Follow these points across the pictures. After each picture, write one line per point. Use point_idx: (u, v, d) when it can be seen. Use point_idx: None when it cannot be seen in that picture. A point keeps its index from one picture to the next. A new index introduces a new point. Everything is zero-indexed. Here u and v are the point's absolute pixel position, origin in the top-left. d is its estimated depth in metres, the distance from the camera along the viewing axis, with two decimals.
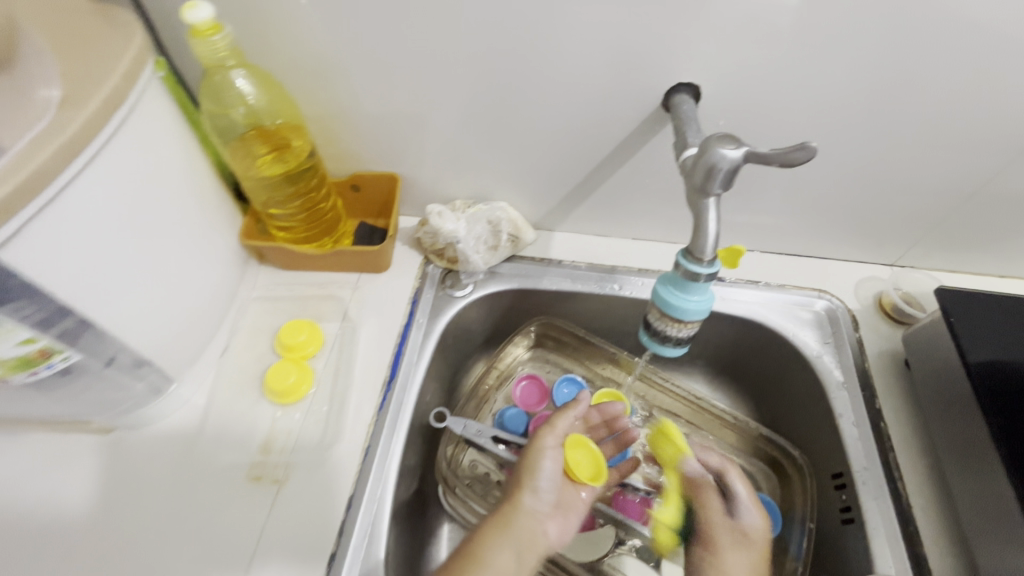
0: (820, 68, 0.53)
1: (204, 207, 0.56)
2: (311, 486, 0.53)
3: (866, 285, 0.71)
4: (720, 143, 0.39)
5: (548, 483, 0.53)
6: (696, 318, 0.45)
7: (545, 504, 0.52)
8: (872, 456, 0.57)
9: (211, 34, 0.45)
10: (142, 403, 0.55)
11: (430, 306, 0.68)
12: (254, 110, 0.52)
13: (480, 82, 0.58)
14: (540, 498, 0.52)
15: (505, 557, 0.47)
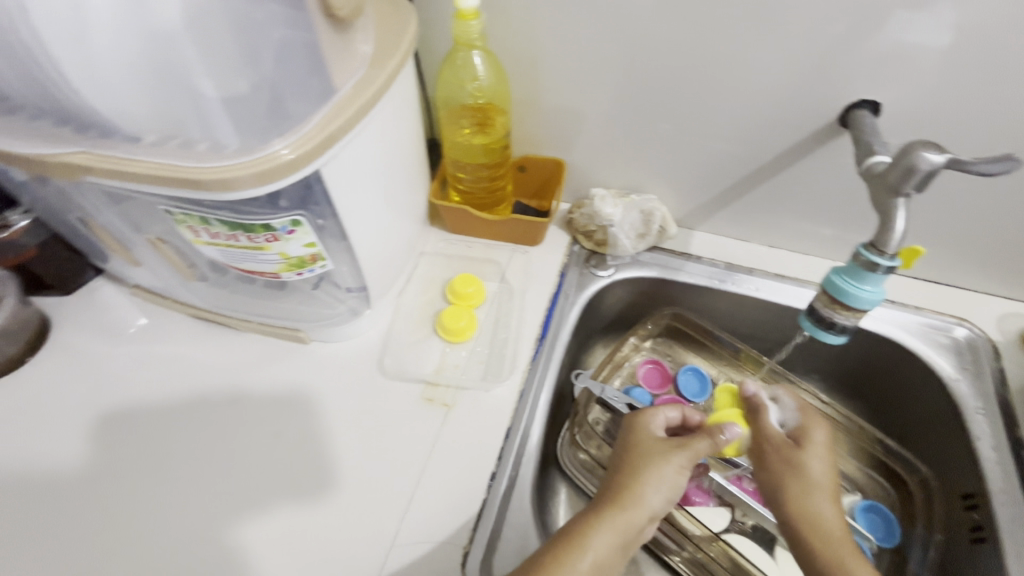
0: (1007, 98, 0.55)
1: (414, 164, 0.66)
2: (474, 415, 0.61)
3: (1009, 320, 0.71)
4: (925, 148, 0.44)
5: (665, 489, 0.53)
6: (866, 308, 0.49)
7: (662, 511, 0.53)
8: (1011, 480, 0.58)
9: (472, 18, 0.54)
10: (342, 321, 0.65)
11: (576, 281, 0.75)
12: (478, 88, 0.62)
13: (665, 82, 0.64)
14: (653, 500, 0.52)
15: (607, 543, 0.49)
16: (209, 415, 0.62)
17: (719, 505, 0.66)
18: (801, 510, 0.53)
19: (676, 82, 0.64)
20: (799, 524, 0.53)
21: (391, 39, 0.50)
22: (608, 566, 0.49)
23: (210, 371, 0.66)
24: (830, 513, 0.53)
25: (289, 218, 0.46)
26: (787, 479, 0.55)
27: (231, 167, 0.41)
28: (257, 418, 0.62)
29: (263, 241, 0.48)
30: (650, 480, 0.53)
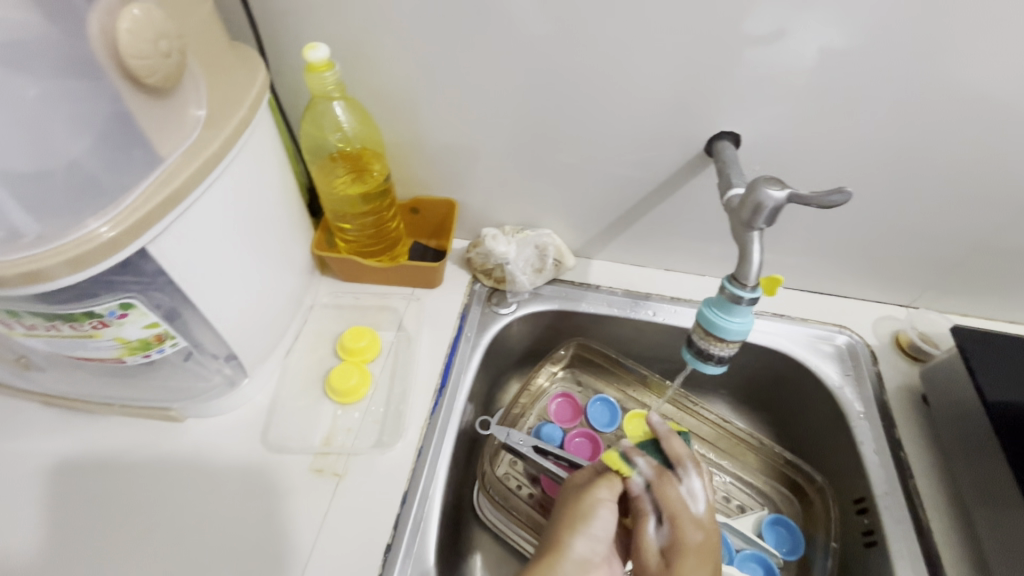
0: (849, 125, 0.59)
1: (289, 220, 0.62)
2: (369, 482, 0.57)
3: (883, 323, 0.76)
4: (767, 185, 0.45)
5: (598, 536, 0.52)
6: (737, 338, 0.50)
7: (598, 552, 0.52)
8: (893, 483, 0.61)
9: (324, 70, 0.52)
10: (219, 394, 0.60)
11: (477, 321, 0.73)
12: (348, 136, 0.60)
13: (543, 120, 0.65)
14: (582, 544, 0.51)
15: None
16: (64, 517, 0.55)
17: None
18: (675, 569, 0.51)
19: (553, 120, 0.64)
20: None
21: (230, 101, 0.47)
22: None
23: (68, 464, 0.59)
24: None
25: (118, 302, 0.43)
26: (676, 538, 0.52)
27: (34, 258, 0.37)
28: (121, 515, 0.55)
29: (91, 328, 0.44)
30: (580, 528, 0.52)
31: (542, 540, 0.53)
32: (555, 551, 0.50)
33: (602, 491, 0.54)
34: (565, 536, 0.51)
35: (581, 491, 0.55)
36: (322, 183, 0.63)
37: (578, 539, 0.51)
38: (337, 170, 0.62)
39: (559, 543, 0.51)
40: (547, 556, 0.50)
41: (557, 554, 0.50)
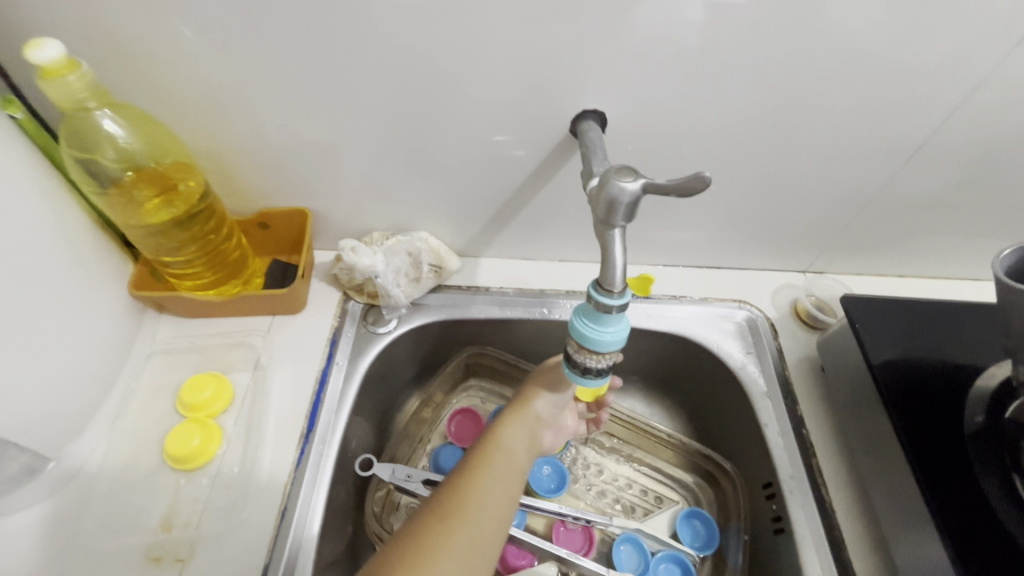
0: (721, 89, 0.54)
1: (81, 263, 0.51)
2: (220, 564, 0.49)
3: (782, 293, 0.73)
4: (619, 175, 0.39)
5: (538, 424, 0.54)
6: (615, 348, 0.44)
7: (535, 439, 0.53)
8: (797, 464, 0.59)
9: (65, 73, 0.40)
10: (14, 488, 0.48)
11: (351, 345, 0.64)
12: (128, 153, 0.49)
13: (388, 109, 0.56)
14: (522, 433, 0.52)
15: (488, 494, 0.47)
16: None
17: (545, 564, 0.60)
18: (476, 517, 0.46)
19: (399, 108, 0.55)
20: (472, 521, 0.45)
21: None
22: (490, 515, 0.46)
23: None
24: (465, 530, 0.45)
25: None
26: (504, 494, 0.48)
27: None
28: None
29: None
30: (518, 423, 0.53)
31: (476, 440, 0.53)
32: (490, 446, 0.51)
33: (537, 386, 0.55)
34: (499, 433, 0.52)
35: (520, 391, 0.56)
36: (117, 214, 0.51)
37: (515, 431, 0.52)
38: (133, 194, 0.51)
39: (495, 439, 0.51)
40: (483, 454, 0.50)
41: (492, 451, 0.51)
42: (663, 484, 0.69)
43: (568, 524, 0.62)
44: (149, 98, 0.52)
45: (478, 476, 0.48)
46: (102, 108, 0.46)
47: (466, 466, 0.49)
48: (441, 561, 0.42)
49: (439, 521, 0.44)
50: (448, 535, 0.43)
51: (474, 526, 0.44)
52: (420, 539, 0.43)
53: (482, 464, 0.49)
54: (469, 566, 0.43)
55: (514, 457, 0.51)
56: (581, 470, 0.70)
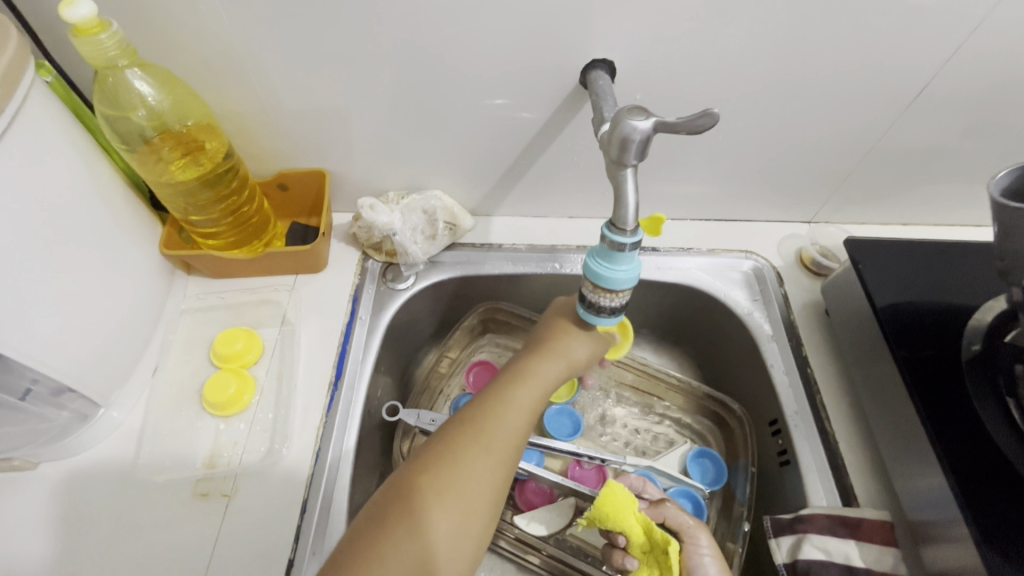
0: (727, 39, 0.55)
1: (116, 220, 0.53)
2: (262, 497, 0.52)
3: (788, 243, 0.75)
4: (631, 115, 0.41)
5: (566, 355, 0.53)
6: (627, 286, 0.46)
7: (562, 367, 0.52)
8: (801, 401, 0.61)
9: (97, 32, 0.42)
10: (69, 431, 0.52)
11: (372, 301, 0.67)
12: (158, 112, 0.51)
13: (399, 68, 0.57)
14: (552, 363, 0.52)
15: (507, 414, 0.47)
16: None
17: (563, 499, 0.64)
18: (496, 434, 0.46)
19: (411, 67, 0.57)
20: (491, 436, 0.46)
21: None
22: (508, 434, 0.46)
23: None
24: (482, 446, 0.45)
25: None
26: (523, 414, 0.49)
27: None
28: None
29: None
30: (546, 354, 0.52)
31: (509, 366, 0.53)
32: (522, 374, 0.51)
33: (578, 328, 0.54)
34: (531, 366, 0.52)
35: (559, 326, 0.55)
36: (148, 172, 0.53)
37: (544, 363, 0.52)
38: (162, 153, 0.53)
39: (529, 368, 0.51)
40: (514, 380, 0.50)
41: (525, 375, 0.51)
42: (673, 428, 0.72)
43: (583, 464, 0.66)
44: (172, 59, 0.54)
45: (509, 398, 0.49)
46: (132, 67, 0.48)
47: (496, 387, 0.50)
48: (467, 472, 0.43)
49: (466, 435, 0.45)
50: (477, 450, 0.44)
51: (500, 444, 0.45)
52: (449, 451, 0.44)
53: (513, 388, 0.49)
54: (483, 485, 0.43)
55: (544, 387, 0.51)
56: (594, 416, 0.73)
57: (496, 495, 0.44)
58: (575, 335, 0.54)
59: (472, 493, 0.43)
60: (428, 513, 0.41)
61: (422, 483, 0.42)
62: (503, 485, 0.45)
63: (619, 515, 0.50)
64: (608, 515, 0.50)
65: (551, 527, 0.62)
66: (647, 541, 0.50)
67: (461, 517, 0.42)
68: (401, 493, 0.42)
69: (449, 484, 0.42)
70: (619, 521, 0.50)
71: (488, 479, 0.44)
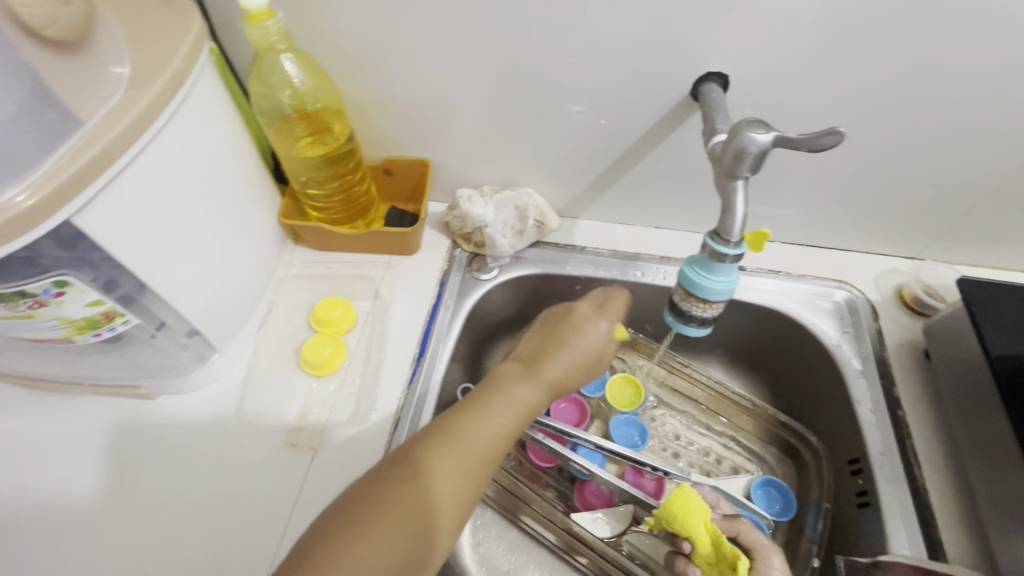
0: (850, 61, 0.53)
1: (249, 188, 0.59)
2: (344, 455, 0.56)
3: (886, 277, 0.71)
4: (751, 128, 0.41)
5: (550, 376, 0.52)
6: (722, 298, 0.47)
7: (544, 389, 0.52)
8: (889, 442, 0.58)
9: (265, 19, 0.47)
10: (187, 370, 0.58)
11: (457, 287, 0.70)
12: (299, 93, 0.56)
13: (513, 70, 0.59)
14: (537, 383, 0.51)
15: (484, 428, 0.46)
16: (36, 500, 0.55)
17: (621, 506, 0.64)
18: (469, 446, 0.44)
19: (524, 69, 0.59)
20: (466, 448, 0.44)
21: (159, 54, 0.43)
22: (483, 449, 0.45)
23: (43, 443, 0.58)
24: (459, 458, 0.43)
25: (51, 279, 0.40)
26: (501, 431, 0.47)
27: None
28: (95, 495, 0.55)
29: (29, 308, 0.41)
30: (531, 375, 0.52)
31: (486, 379, 0.52)
32: (499, 391, 0.50)
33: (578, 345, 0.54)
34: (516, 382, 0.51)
35: (550, 344, 0.54)
36: (281, 145, 0.59)
37: (529, 382, 0.51)
38: (295, 130, 0.59)
39: (513, 382, 0.51)
40: (496, 394, 0.49)
41: (508, 391, 0.50)
42: (739, 453, 0.71)
43: (643, 474, 0.66)
44: (314, 47, 0.59)
45: (490, 412, 0.48)
46: (285, 52, 0.52)
47: (478, 399, 0.49)
48: (439, 482, 0.42)
49: (438, 445, 0.43)
50: (447, 459, 0.43)
51: (466, 457, 0.44)
52: (414, 460, 0.42)
53: (494, 403, 0.48)
54: (452, 497, 0.42)
55: (522, 407, 0.49)
56: (659, 429, 0.72)
57: (462, 510, 0.43)
58: (565, 356, 0.53)
59: (442, 503, 0.41)
60: (389, 516, 0.39)
61: (397, 485, 0.41)
62: (472, 500, 0.44)
63: (689, 513, 0.51)
64: (677, 516, 0.51)
65: (608, 529, 0.63)
66: (714, 554, 0.51)
67: (420, 522, 0.40)
68: (368, 492, 0.40)
69: (417, 492, 0.41)
70: (688, 522, 0.51)
71: (455, 488, 0.42)
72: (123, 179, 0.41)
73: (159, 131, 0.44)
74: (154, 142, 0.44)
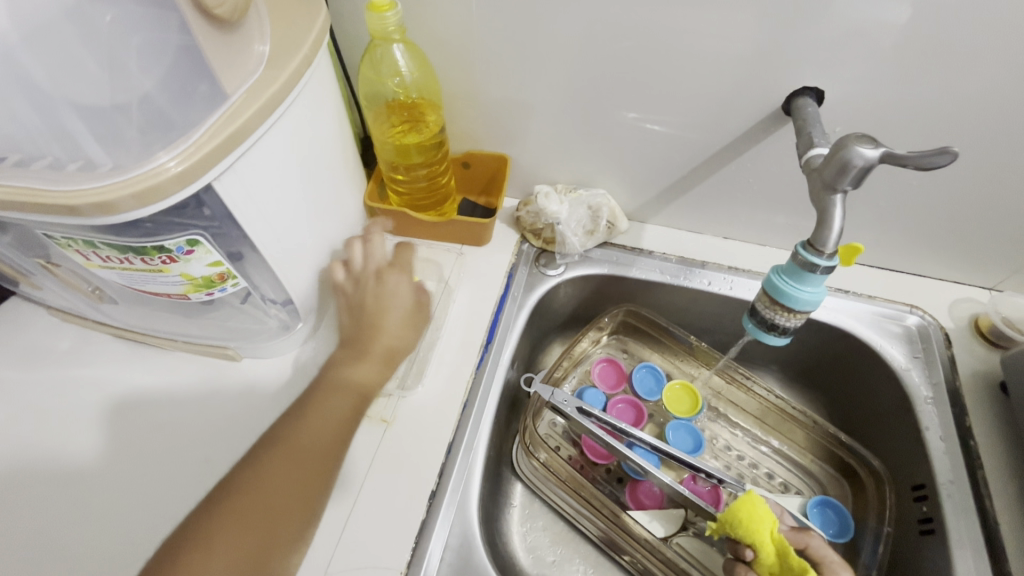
0: (955, 82, 0.53)
1: (346, 169, 0.62)
2: (415, 430, 0.58)
3: (961, 306, 0.70)
4: (859, 142, 0.41)
5: (350, 378, 0.56)
6: (806, 309, 0.47)
7: (354, 393, 0.55)
8: (958, 471, 0.57)
9: (386, 10, 0.50)
10: (273, 337, 0.62)
11: (525, 281, 0.72)
12: (403, 82, 0.59)
13: (604, 73, 0.61)
14: (344, 393, 0.55)
15: (302, 438, 0.51)
16: (130, 444, 0.59)
17: (673, 510, 0.65)
18: (288, 453, 0.50)
19: (615, 72, 0.60)
20: (280, 454, 0.50)
21: (292, 39, 0.47)
22: (304, 455, 0.50)
23: (137, 392, 0.62)
24: (282, 467, 0.49)
25: (185, 238, 0.43)
26: (322, 434, 0.52)
27: (103, 191, 0.37)
28: (182, 443, 0.58)
29: (160, 263, 0.45)
30: (349, 367, 0.57)
31: (321, 374, 0.57)
32: (331, 387, 0.55)
33: (359, 354, 0.58)
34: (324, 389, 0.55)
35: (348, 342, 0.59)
36: (377, 131, 0.62)
37: (342, 386, 0.55)
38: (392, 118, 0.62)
39: (325, 387, 0.55)
40: (308, 399, 0.54)
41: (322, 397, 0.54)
42: (792, 471, 0.70)
43: (698, 481, 0.66)
44: (419, 39, 0.62)
45: (314, 415, 0.53)
46: (397, 42, 0.55)
47: (302, 402, 0.54)
48: (264, 488, 0.48)
49: (270, 454, 0.50)
50: (286, 461, 0.49)
51: (297, 448, 0.50)
52: (257, 464, 0.49)
53: (316, 404, 0.54)
54: (280, 503, 0.48)
55: (348, 404, 0.55)
56: (711, 438, 0.73)
57: (302, 506, 0.49)
58: (356, 362, 0.57)
59: (269, 504, 0.47)
60: (240, 520, 0.46)
61: (234, 493, 0.47)
62: (304, 500, 0.49)
63: (754, 519, 0.54)
64: (743, 522, 0.54)
65: (660, 529, 0.63)
66: (778, 563, 0.53)
67: (285, 501, 0.48)
68: (213, 501, 0.47)
69: (243, 500, 0.47)
70: (755, 529, 0.54)
71: (306, 474, 0.50)
72: (253, 152, 0.45)
73: (285, 110, 0.47)
74: (281, 120, 0.47)
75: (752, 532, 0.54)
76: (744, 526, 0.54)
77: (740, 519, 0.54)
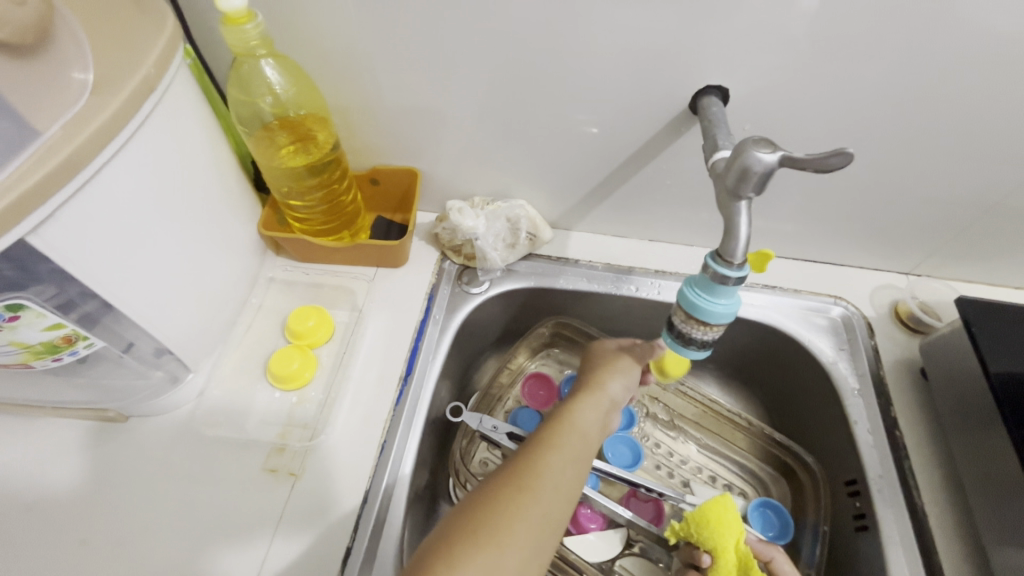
0: (852, 73, 0.52)
1: (229, 198, 0.56)
2: (326, 480, 0.53)
3: (881, 293, 0.71)
4: (756, 146, 0.39)
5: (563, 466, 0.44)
6: (722, 322, 0.45)
7: (570, 469, 0.44)
8: (886, 465, 0.57)
9: (244, 22, 0.45)
10: (159, 392, 0.55)
11: (446, 301, 0.68)
12: (281, 101, 0.54)
13: (505, 78, 0.57)
14: (551, 477, 0.42)
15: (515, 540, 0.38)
16: None
17: (615, 529, 0.62)
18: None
19: (516, 77, 0.57)
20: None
21: (127, 60, 0.41)
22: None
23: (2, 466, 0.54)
24: None
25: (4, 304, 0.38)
26: (502, 540, 0.38)
27: None
28: (56, 523, 0.51)
29: None
30: (559, 452, 0.44)
31: (508, 465, 0.43)
32: (540, 463, 0.43)
33: (568, 430, 0.47)
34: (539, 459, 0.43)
35: (563, 427, 0.47)
36: (260, 154, 0.56)
37: (558, 458, 0.44)
38: (276, 139, 0.56)
39: (544, 464, 0.43)
40: (520, 485, 0.41)
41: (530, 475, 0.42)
42: (735, 473, 0.69)
43: (638, 496, 0.65)
44: (299, 50, 0.57)
45: (513, 509, 0.39)
46: (266, 57, 0.51)
47: (504, 486, 0.41)
48: None
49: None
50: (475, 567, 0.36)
51: (545, 499, 0.41)
52: None
53: (520, 487, 0.41)
54: None
55: (578, 460, 0.45)
56: (652, 448, 0.71)
57: None
58: (561, 440, 0.45)
59: None
60: None
61: None
62: None
63: (727, 524, 0.54)
64: (715, 524, 0.54)
65: (598, 554, 0.60)
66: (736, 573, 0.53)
67: None
68: None
69: None
70: (725, 534, 0.54)
71: (536, 552, 0.39)
72: (83, 194, 0.39)
73: (126, 142, 0.41)
74: (122, 153, 0.41)
75: (721, 535, 0.54)
76: (715, 528, 0.54)
77: (713, 522, 0.54)
